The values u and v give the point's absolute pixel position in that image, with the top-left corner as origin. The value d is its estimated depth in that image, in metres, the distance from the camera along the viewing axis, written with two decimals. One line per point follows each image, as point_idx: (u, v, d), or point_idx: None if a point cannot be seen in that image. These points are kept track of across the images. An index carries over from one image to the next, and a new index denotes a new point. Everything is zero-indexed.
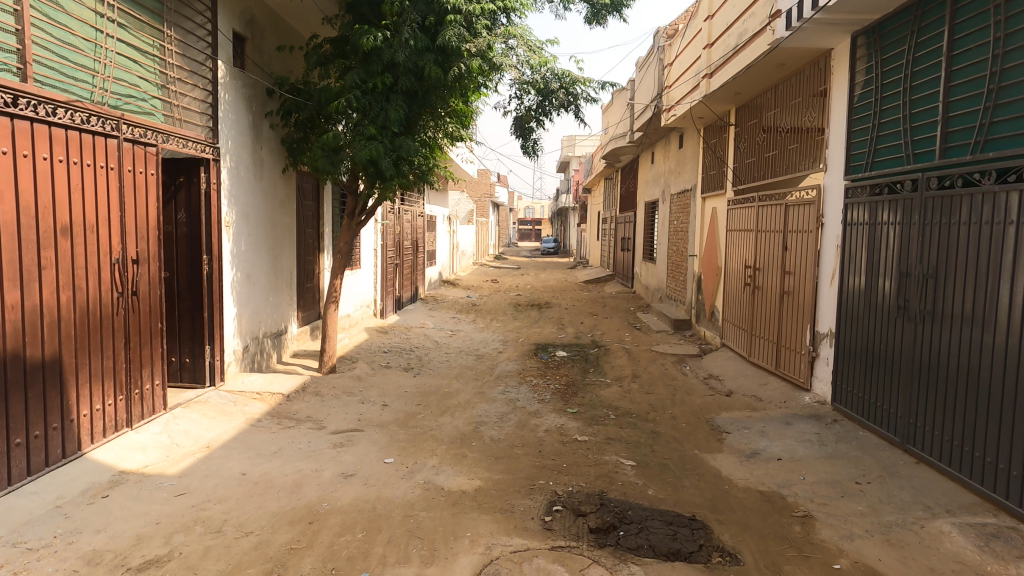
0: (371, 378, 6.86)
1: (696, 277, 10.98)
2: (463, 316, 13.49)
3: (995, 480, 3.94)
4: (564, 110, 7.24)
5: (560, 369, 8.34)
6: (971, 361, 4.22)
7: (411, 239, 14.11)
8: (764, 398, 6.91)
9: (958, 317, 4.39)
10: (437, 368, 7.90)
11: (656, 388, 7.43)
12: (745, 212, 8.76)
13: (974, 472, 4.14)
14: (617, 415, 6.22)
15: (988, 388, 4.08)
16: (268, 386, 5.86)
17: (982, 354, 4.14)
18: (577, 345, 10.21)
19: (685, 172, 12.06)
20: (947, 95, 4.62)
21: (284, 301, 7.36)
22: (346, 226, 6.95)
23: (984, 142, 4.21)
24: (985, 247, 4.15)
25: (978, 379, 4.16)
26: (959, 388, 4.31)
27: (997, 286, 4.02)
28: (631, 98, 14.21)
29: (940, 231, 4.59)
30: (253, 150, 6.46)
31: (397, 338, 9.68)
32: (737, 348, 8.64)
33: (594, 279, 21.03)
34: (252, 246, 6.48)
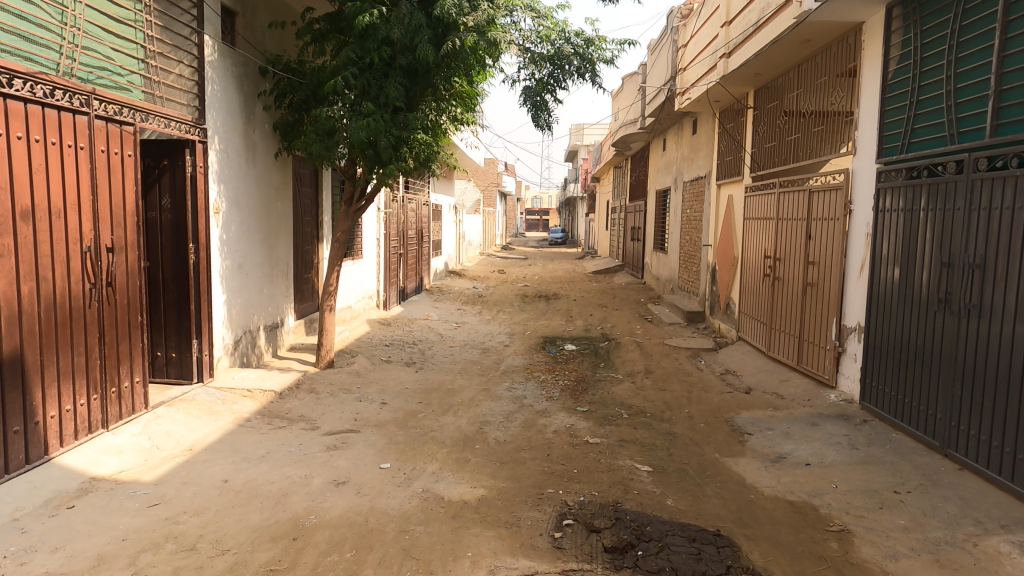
0: (371, 374, 6.52)
1: (710, 268, 10.55)
2: (469, 307, 13.13)
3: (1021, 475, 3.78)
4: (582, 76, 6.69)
5: (569, 364, 7.97)
6: (995, 354, 4.05)
7: (415, 229, 13.73)
8: (786, 394, 6.50)
9: (982, 308, 4.21)
10: (441, 363, 7.54)
11: (670, 384, 7.05)
12: (763, 200, 8.30)
13: (1001, 467, 3.96)
14: (630, 414, 5.85)
15: (1009, 380, 3.93)
16: (259, 383, 5.54)
17: (1002, 346, 4.00)
18: (586, 339, 9.83)
19: (699, 159, 11.59)
20: (1000, 68, 4.15)
21: (280, 291, 7.03)
22: (344, 214, 6.56)
23: None
24: (1005, 236, 4.01)
25: (1000, 371, 4.01)
26: (993, 385, 4.06)
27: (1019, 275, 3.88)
28: (643, 83, 13.72)
29: (989, 219, 4.16)
30: (244, 132, 6.09)
31: (400, 331, 9.36)
32: (755, 342, 8.23)
33: (603, 269, 20.60)
34: (244, 234, 6.14)
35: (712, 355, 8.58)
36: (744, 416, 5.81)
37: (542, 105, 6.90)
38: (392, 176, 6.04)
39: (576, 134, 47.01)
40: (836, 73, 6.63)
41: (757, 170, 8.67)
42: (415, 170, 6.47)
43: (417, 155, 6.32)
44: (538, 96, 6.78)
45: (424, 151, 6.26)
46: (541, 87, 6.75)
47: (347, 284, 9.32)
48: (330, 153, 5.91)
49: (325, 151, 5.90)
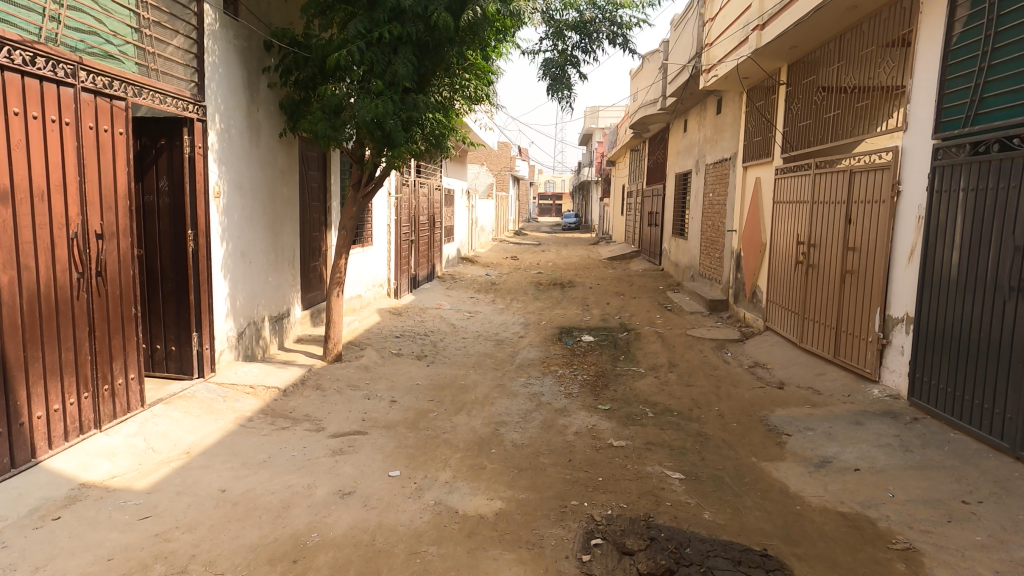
0: (380, 369, 6.18)
1: (735, 255, 10.06)
2: (482, 295, 12.75)
3: (992, 423, 4.31)
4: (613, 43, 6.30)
5: (588, 357, 7.58)
6: (972, 318, 4.56)
7: (427, 214, 13.33)
8: (823, 390, 6.06)
9: (964, 278, 4.68)
10: (453, 356, 7.20)
11: (697, 378, 6.64)
12: (797, 181, 7.75)
13: (988, 424, 4.37)
14: (656, 413, 5.46)
15: (987, 341, 4.42)
16: (263, 379, 5.17)
17: (982, 313, 4.46)
18: (605, 329, 9.42)
19: (723, 141, 11.06)
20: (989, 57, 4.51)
21: (285, 280, 6.67)
22: (352, 198, 6.15)
23: (983, 112, 4.56)
24: (983, 212, 4.50)
25: (975, 333, 4.53)
26: (992, 355, 4.35)
27: (995, 247, 4.36)
28: (664, 61, 13.14)
29: (1004, 196, 4.29)
30: (248, 111, 5.70)
31: (411, 321, 9.02)
32: (784, 332, 7.77)
33: (618, 256, 20.15)
34: (247, 219, 5.78)
35: (738, 346, 8.13)
36: (780, 414, 5.38)
37: (563, 77, 6.46)
38: (402, 159, 5.62)
39: (590, 117, 46.15)
40: (885, 42, 6.09)
41: (790, 149, 8.14)
42: (426, 152, 6.05)
43: (428, 136, 5.89)
44: (561, 69, 6.34)
45: (436, 131, 5.84)
46: (563, 58, 6.31)
47: (356, 271, 8.98)
48: (336, 134, 5.48)
49: (331, 131, 5.47)
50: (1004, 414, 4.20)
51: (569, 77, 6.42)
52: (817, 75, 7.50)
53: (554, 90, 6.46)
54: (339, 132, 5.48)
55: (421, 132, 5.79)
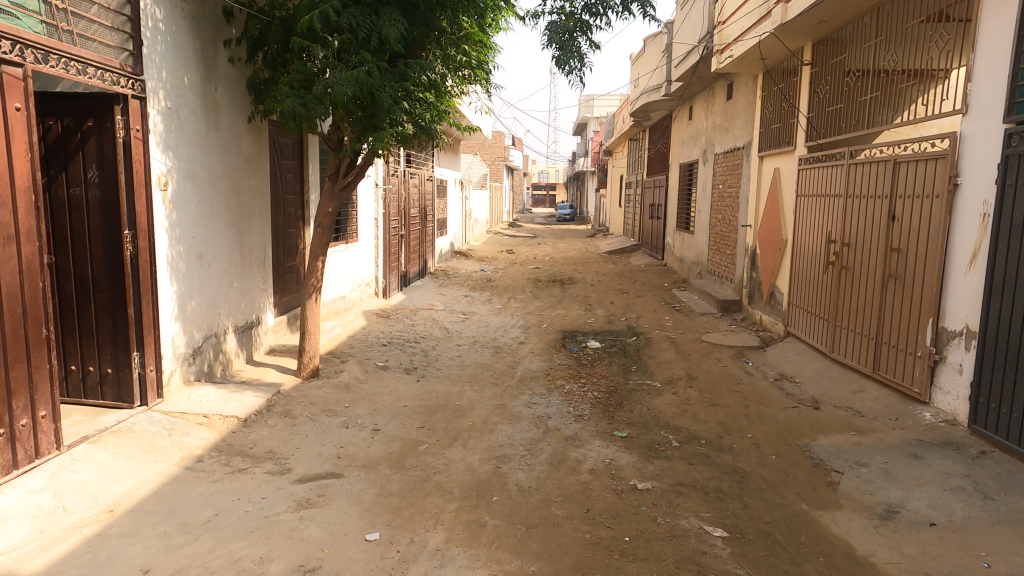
0: (362, 388, 5.39)
1: (748, 252, 9.29)
2: (477, 294, 11.95)
3: (1007, 428, 4.05)
4: (627, 13, 5.50)
5: (596, 369, 6.82)
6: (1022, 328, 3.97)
7: (418, 207, 12.47)
8: (864, 411, 5.27)
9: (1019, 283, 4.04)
10: (446, 368, 6.43)
11: (720, 395, 5.89)
12: (824, 173, 6.93)
13: (1007, 431, 4.06)
14: (681, 442, 4.71)
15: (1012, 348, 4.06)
16: (220, 406, 4.35)
17: None
18: (611, 334, 8.66)
19: (734, 128, 10.25)
20: None
21: (254, 284, 5.86)
22: (329, 192, 5.25)
23: None
24: None
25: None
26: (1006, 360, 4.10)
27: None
28: (668, 43, 12.27)
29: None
30: (203, 89, 4.86)
31: (400, 325, 8.23)
32: (808, 339, 7.02)
33: (617, 249, 19.40)
34: (205, 215, 4.96)
35: (760, 353, 7.40)
36: (826, 443, 4.64)
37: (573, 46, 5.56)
38: (387, 145, 4.73)
39: (585, 105, 45.19)
40: (935, 13, 5.26)
41: (813, 137, 7.30)
42: (413, 138, 5.17)
43: (416, 118, 5.03)
44: (567, 32, 5.49)
45: (426, 114, 5.00)
46: (574, 22, 5.49)
47: (338, 270, 8.19)
48: (308, 113, 4.57)
49: (301, 110, 4.56)
50: (1011, 415, 4.01)
51: (579, 45, 5.50)
52: (846, 55, 6.68)
53: (563, 58, 5.52)
54: (312, 110, 4.56)
55: (408, 115, 4.92)
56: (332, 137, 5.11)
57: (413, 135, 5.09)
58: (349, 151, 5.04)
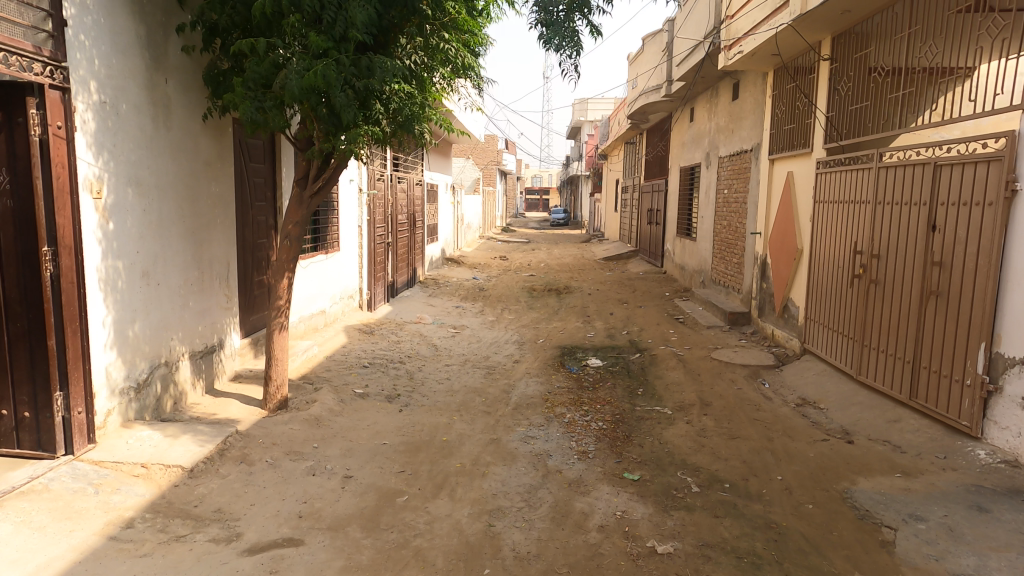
0: (335, 423, 4.73)
1: (758, 262, 8.71)
2: (469, 305, 11.31)
3: None
4: None
5: (599, 392, 6.20)
6: None
7: (407, 213, 11.83)
8: (904, 446, 4.66)
9: None
10: (433, 394, 5.79)
11: (738, 424, 5.29)
12: (847, 177, 6.34)
13: None
14: (703, 487, 4.08)
15: None
16: (162, 452, 3.68)
17: None
18: (613, 350, 8.05)
19: (741, 130, 9.68)
20: None
21: (216, 303, 5.19)
22: (296, 199, 4.61)
23: None
24: None
25: None
26: None
27: None
28: (669, 42, 11.72)
29: None
30: (151, 81, 4.20)
31: (384, 343, 7.58)
32: (830, 358, 6.42)
33: (613, 255, 18.82)
34: (154, 226, 4.29)
35: (775, 374, 6.81)
36: (869, 489, 4.02)
37: (566, 22, 4.83)
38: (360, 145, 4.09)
39: (579, 108, 44.75)
40: None
41: (833, 139, 6.71)
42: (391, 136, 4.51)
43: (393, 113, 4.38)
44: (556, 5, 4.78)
45: (406, 109, 4.33)
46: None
47: (317, 282, 7.55)
48: (266, 119, 3.97)
49: (259, 115, 3.95)
50: None
51: (575, 23, 4.80)
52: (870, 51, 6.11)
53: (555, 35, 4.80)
54: (271, 116, 3.96)
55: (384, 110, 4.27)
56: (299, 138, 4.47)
57: (392, 133, 4.45)
58: (319, 153, 4.39)
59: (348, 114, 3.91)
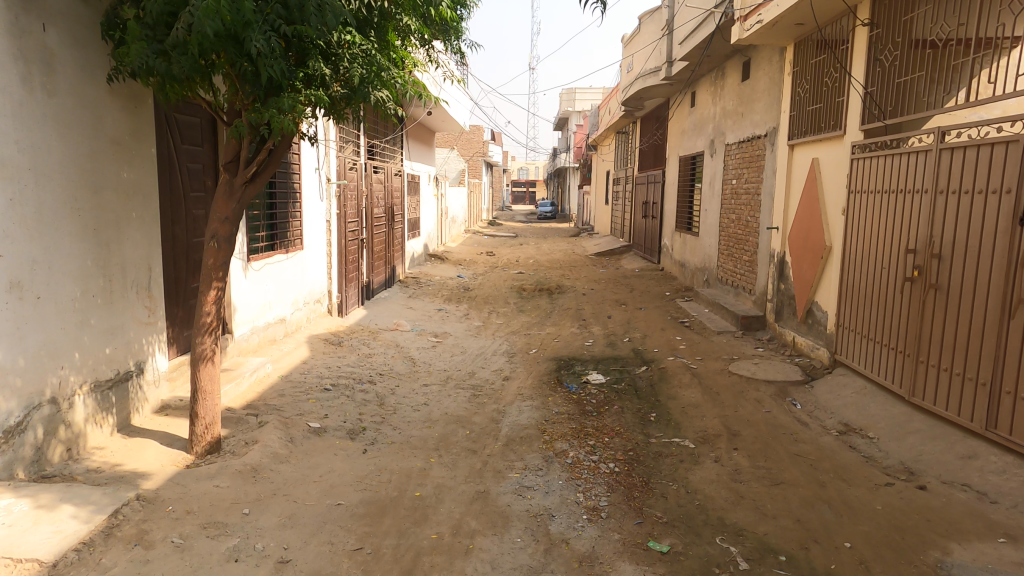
0: (279, 475, 3.70)
1: (775, 260, 7.80)
2: (452, 307, 10.28)
3: None
4: None
5: (605, 419, 5.25)
6: None
7: (384, 206, 10.73)
8: (993, 494, 3.75)
9: None
10: (406, 427, 4.78)
11: (778, 462, 4.36)
12: (893, 162, 5.39)
13: None
14: (753, 562, 3.13)
15: None
16: (15, 540, 2.65)
17: None
18: (616, 362, 7.09)
19: (754, 112, 8.71)
20: None
21: (132, 318, 4.12)
22: (224, 188, 3.49)
23: None
24: None
25: None
26: None
27: None
28: (670, 17, 10.70)
29: None
30: (18, 27, 3.13)
31: (353, 357, 6.54)
32: (872, 374, 5.51)
33: (605, 251, 17.88)
34: (28, 222, 3.23)
35: (806, 391, 5.90)
36: (968, 566, 3.11)
37: None
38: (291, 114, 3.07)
39: (567, 98, 43.64)
40: None
41: (871, 118, 5.76)
42: (343, 104, 3.44)
43: (343, 75, 3.37)
44: None
45: (355, 69, 3.29)
46: None
47: (275, 287, 6.47)
48: (169, 66, 2.92)
49: (159, 62, 2.92)
50: None
51: None
52: (911, 17, 5.20)
53: None
54: (175, 61, 2.90)
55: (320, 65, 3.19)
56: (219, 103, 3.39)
57: (342, 100, 3.44)
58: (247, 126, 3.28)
59: (270, 69, 2.88)
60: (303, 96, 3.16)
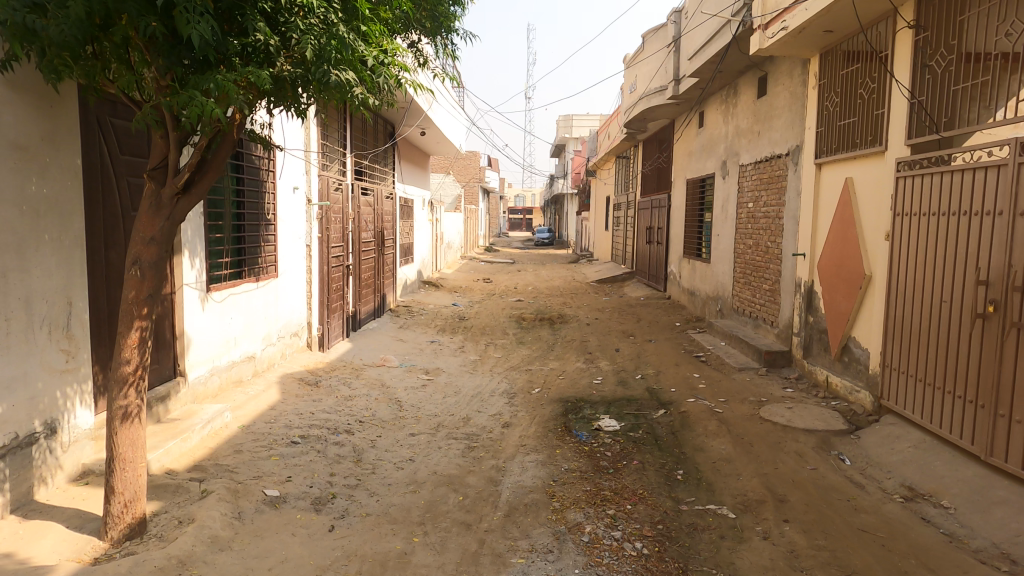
0: (213, 571, 2.86)
1: (802, 289, 7.09)
2: (446, 338, 9.48)
3: None
4: None
5: (623, 478, 4.42)
6: None
7: (373, 230, 10.01)
8: None
9: None
10: (387, 493, 3.94)
11: (842, 540, 3.54)
12: (949, 179, 4.67)
13: None
14: None
15: None
16: None
17: None
18: (629, 404, 6.28)
19: (772, 129, 8.08)
20: None
21: (39, 362, 3.33)
22: (148, 200, 2.74)
23: None
24: None
25: None
26: None
27: None
28: (677, 34, 10.19)
29: None
30: None
31: (331, 400, 5.72)
32: (930, 424, 4.69)
33: (607, 277, 17.17)
34: None
35: (852, 441, 5.09)
36: None
37: None
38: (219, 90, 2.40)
39: (564, 125, 43.66)
40: None
41: (919, 131, 5.08)
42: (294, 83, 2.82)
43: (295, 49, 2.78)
44: None
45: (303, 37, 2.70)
46: None
47: (242, 320, 5.68)
48: (46, 25, 2.27)
49: (33, 19, 2.29)
50: None
51: None
52: (960, 17, 4.60)
53: None
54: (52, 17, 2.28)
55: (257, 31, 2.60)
56: (135, 94, 2.73)
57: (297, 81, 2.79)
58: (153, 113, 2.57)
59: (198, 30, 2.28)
60: (242, 74, 2.49)
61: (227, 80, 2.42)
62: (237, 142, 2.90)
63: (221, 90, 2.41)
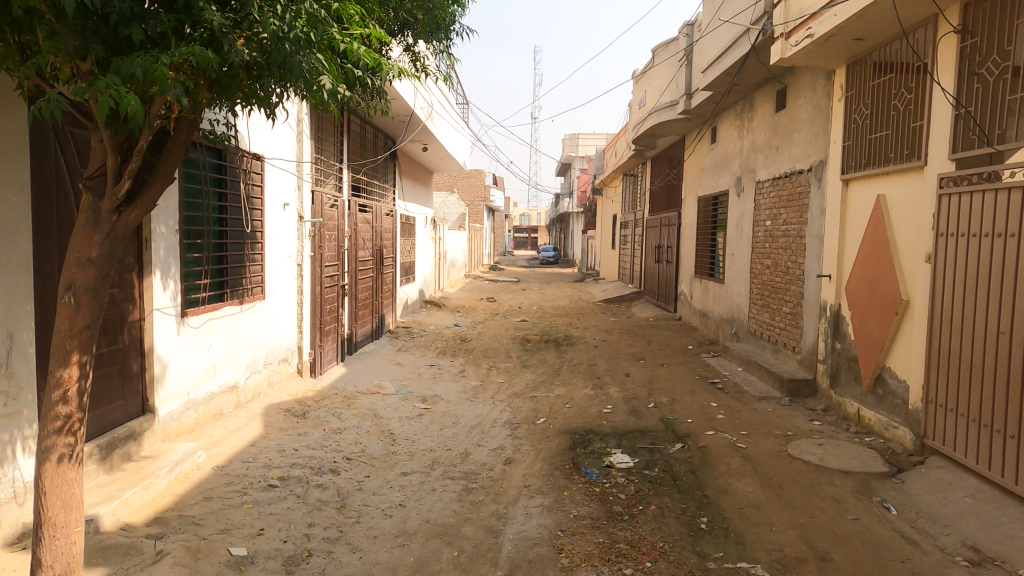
0: None
1: (828, 313, 6.63)
2: (446, 362, 9.01)
3: None
4: None
5: (641, 528, 3.91)
6: None
7: (372, 248, 9.61)
8: None
9: None
10: (372, 548, 3.45)
11: None
12: (1001, 196, 4.21)
13: None
14: None
15: None
16: None
17: None
18: (643, 436, 5.78)
19: (792, 143, 7.66)
20: None
21: None
22: (86, 216, 2.33)
23: None
24: None
25: None
26: None
27: None
28: (689, 47, 9.85)
29: None
30: None
31: (318, 434, 5.25)
32: (987, 471, 4.17)
33: (614, 297, 16.71)
34: None
35: (894, 485, 4.57)
36: None
37: None
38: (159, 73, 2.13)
39: (570, 143, 43.66)
40: None
41: (966, 144, 4.65)
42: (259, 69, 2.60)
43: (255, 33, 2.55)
44: None
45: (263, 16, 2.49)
46: None
47: (223, 346, 5.24)
48: None
49: None
50: None
51: None
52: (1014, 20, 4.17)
53: None
54: None
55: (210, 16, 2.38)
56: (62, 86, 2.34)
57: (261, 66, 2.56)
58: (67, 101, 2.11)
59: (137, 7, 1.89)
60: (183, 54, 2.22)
61: (161, 65, 2.14)
62: (188, 146, 2.53)
63: (150, 76, 2.14)
